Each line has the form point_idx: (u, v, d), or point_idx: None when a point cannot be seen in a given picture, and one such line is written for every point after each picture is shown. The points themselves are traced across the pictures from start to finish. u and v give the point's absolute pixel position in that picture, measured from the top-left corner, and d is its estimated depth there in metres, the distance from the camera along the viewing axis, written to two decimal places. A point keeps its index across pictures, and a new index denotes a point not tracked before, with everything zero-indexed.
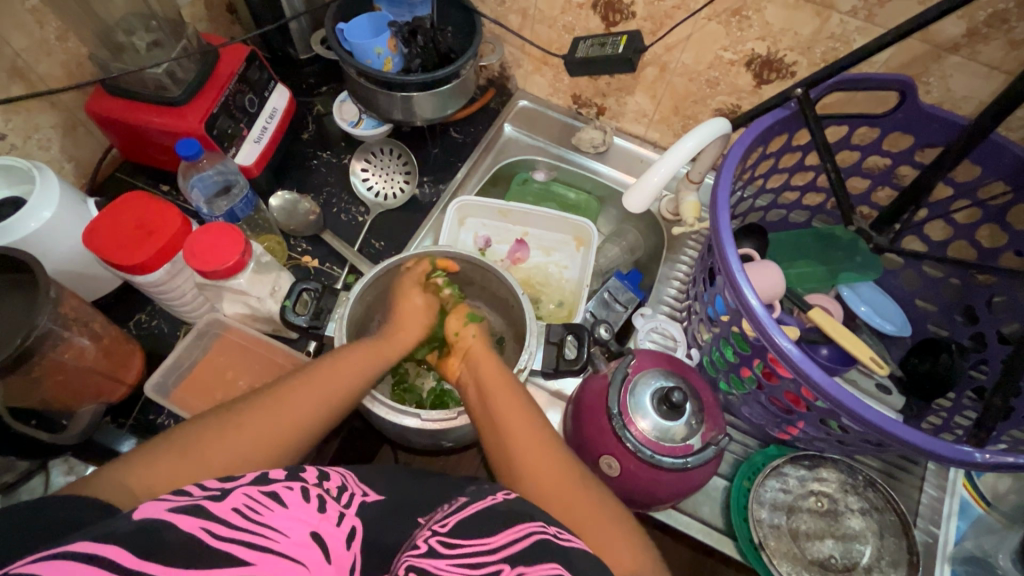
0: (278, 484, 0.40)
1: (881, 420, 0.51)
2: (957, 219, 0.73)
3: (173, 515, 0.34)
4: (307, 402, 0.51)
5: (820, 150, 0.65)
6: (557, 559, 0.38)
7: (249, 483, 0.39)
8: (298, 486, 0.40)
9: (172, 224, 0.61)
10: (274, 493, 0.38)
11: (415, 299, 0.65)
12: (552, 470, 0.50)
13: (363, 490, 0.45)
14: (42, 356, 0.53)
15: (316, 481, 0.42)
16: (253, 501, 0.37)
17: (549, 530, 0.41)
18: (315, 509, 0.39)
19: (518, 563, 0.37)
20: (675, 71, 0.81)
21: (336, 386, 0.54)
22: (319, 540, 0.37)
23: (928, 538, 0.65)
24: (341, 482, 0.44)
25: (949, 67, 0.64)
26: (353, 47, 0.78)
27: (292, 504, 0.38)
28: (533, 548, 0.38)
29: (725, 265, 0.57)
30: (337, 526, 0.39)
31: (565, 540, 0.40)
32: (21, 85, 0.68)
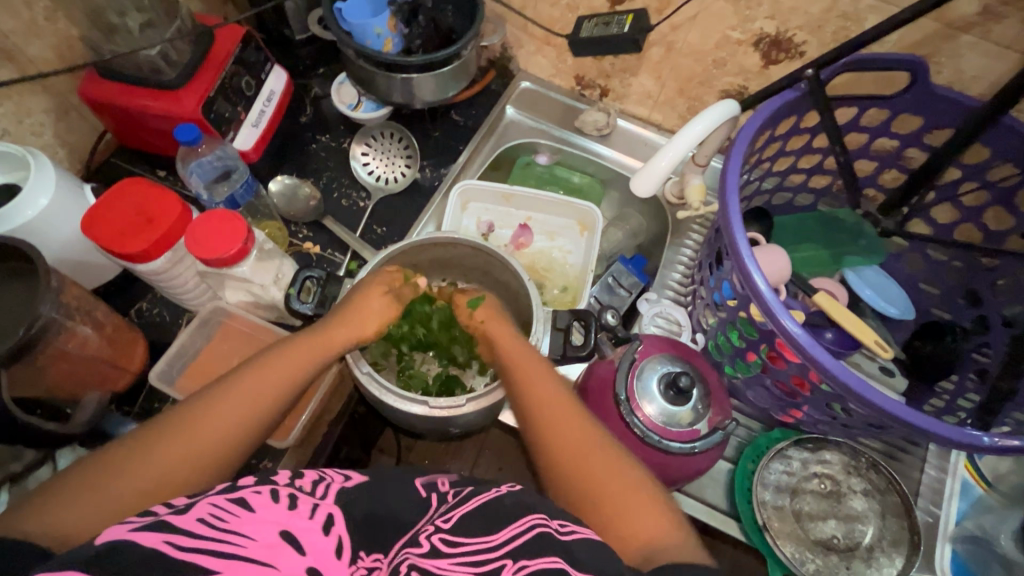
0: (247, 489, 0.39)
1: (889, 405, 0.51)
2: (963, 202, 0.73)
3: (133, 535, 0.34)
4: (250, 398, 0.49)
5: (830, 131, 0.64)
6: (557, 552, 0.38)
7: (216, 491, 0.39)
8: (267, 488, 0.40)
9: (172, 212, 0.60)
10: (241, 498, 0.38)
11: (369, 287, 0.57)
12: (573, 453, 0.51)
13: (345, 476, 0.46)
14: (44, 345, 0.53)
15: (287, 480, 0.42)
16: (219, 510, 0.37)
17: (551, 523, 0.41)
18: (284, 507, 0.39)
19: (521, 554, 0.38)
20: (681, 51, 0.79)
21: (275, 379, 0.50)
22: (288, 538, 0.37)
23: (930, 517, 0.66)
24: (317, 475, 0.45)
25: (961, 46, 0.63)
26: (351, 27, 0.75)
27: (260, 506, 0.38)
28: (535, 541, 0.39)
29: (734, 250, 0.56)
30: (309, 519, 0.40)
31: (567, 532, 0.40)
32: (11, 69, 0.66)
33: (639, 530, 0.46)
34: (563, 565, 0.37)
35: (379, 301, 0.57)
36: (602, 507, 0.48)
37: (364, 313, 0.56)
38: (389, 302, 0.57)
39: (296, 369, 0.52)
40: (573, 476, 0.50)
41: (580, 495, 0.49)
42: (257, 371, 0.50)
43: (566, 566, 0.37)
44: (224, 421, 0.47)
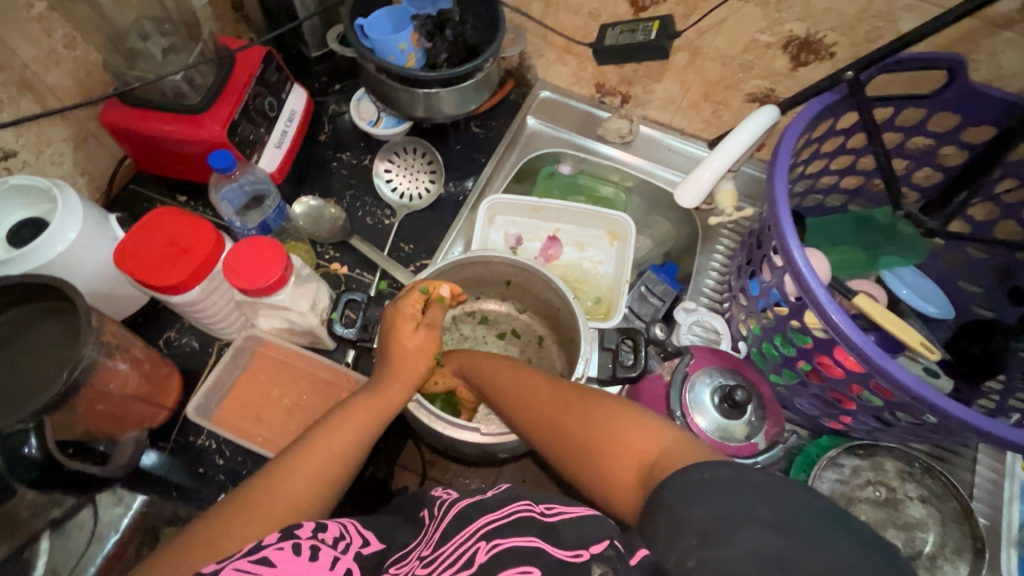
0: (269, 547, 0.38)
1: (962, 413, 0.50)
2: (1002, 199, 0.72)
3: None
4: (324, 458, 0.47)
5: (872, 132, 0.63)
6: (535, 531, 0.37)
7: (238, 556, 0.38)
8: (290, 543, 0.38)
9: (207, 240, 0.59)
10: (263, 557, 0.37)
11: (403, 324, 0.56)
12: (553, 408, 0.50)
13: (364, 540, 0.42)
14: (87, 388, 0.51)
15: (310, 533, 0.40)
16: (241, 572, 0.36)
17: (537, 508, 0.40)
18: (305, 560, 0.38)
19: (494, 536, 0.38)
20: (707, 55, 0.78)
21: (345, 435, 0.49)
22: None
23: (988, 520, 0.65)
24: (339, 530, 0.41)
25: (1000, 43, 0.62)
26: (374, 44, 0.74)
27: (282, 562, 0.37)
28: (513, 523, 0.38)
29: (788, 258, 0.55)
30: (330, 571, 0.38)
31: (553, 514, 0.39)
32: (31, 99, 0.64)
33: (601, 429, 0.46)
34: (538, 544, 0.36)
35: (411, 337, 0.55)
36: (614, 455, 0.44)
37: (404, 356, 0.54)
38: (425, 335, 0.56)
39: (360, 425, 0.50)
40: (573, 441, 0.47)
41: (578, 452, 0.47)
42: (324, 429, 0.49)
43: (547, 545, 0.36)
44: (303, 484, 0.45)
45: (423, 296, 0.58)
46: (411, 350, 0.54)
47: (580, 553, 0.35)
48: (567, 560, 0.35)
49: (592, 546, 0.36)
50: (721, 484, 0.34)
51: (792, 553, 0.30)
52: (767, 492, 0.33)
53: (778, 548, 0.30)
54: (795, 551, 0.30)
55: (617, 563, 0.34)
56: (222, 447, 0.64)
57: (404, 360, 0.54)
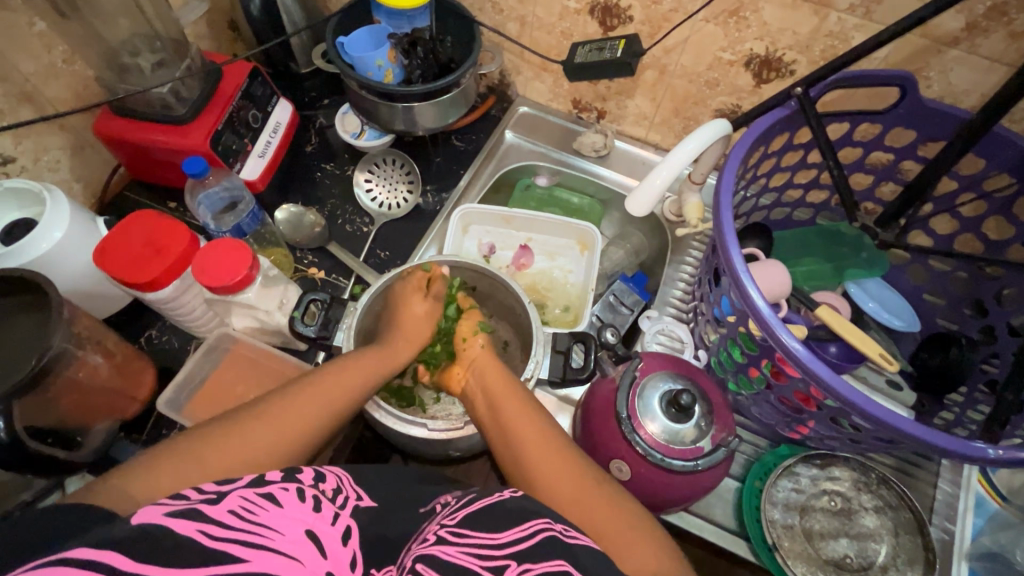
0: (275, 484, 0.40)
1: (892, 419, 0.50)
2: (962, 213, 0.73)
3: (170, 520, 0.34)
4: (311, 407, 0.51)
5: (822, 147, 0.65)
6: (562, 555, 0.38)
7: (245, 484, 0.39)
8: (294, 486, 0.40)
9: (182, 241, 0.62)
10: (270, 493, 0.39)
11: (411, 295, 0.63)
12: (570, 491, 0.49)
13: (358, 495, 0.46)
14: (56, 375, 0.54)
15: (312, 482, 0.42)
16: (248, 503, 0.37)
17: (556, 525, 0.41)
18: (309, 508, 0.39)
19: (525, 558, 0.38)
20: (674, 73, 0.81)
21: (347, 382, 0.55)
22: (313, 537, 0.38)
23: (945, 535, 0.65)
24: (336, 484, 0.45)
25: (949, 61, 0.64)
26: (353, 60, 0.78)
27: (287, 503, 0.39)
28: (538, 547, 0.39)
29: (729, 266, 0.57)
30: (331, 525, 0.40)
31: (572, 536, 0.40)
32: (29, 109, 0.69)
33: (608, 528, 0.47)
34: (567, 570, 0.37)
35: (420, 303, 0.63)
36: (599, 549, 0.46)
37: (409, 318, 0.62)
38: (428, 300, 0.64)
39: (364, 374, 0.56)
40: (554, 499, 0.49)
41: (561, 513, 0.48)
42: (307, 387, 0.52)
43: (573, 569, 0.37)
44: (290, 432, 0.49)
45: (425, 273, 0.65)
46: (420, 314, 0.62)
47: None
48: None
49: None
50: None
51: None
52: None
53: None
54: None
55: None
56: None
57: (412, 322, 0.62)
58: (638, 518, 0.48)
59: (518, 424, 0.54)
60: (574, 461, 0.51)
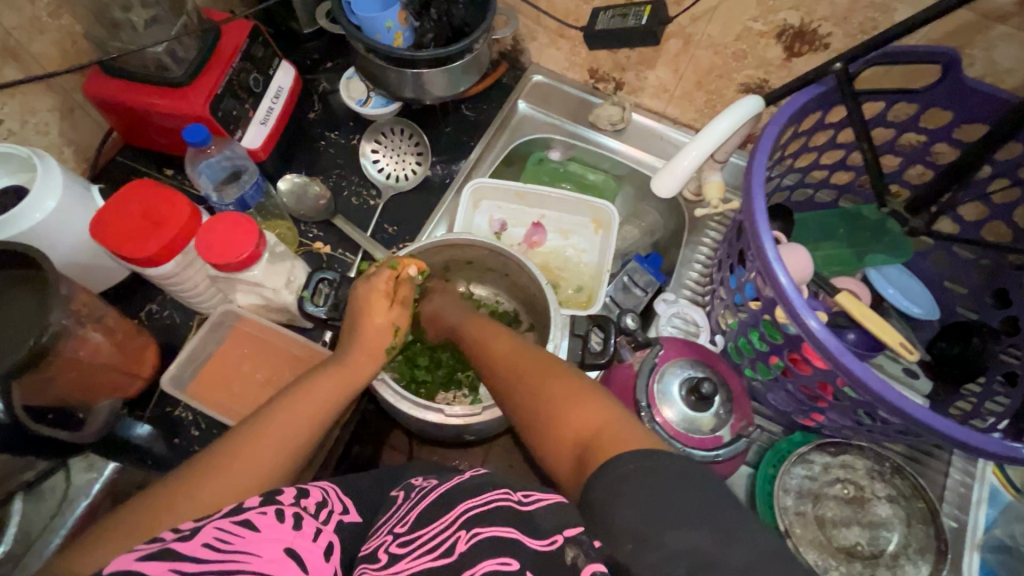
0: (251, 510, 0.39)
1: (924, 416, 0.49)
2: (992, 199, 0.70)
3: (140, 564, 0.33)
4: (282, 429, 0.49)
5: (858, 127, 0.62)
6: (516, 524, 0.36)
7: (219, 516, 0.38)
8: (272, 509, 0.39)
9: (182, 215, 0.59)
10: (247, 519, 0.37)
11: (377, 299, 0.58)
12: (519, 379, 0.52)
13: (343, 508, 0.44)
14: (56, 355, 0.52)
15: (293, 500, 0.41)
16: (225, 533, 0.36)
17: (514, 494, 0.38)
18: (290, 526, 0.38)
19: (474, 522, 0.37)
20: (700, 43, 0.76)
21: (312, 404, 0.52)
22: (294, 555, 0.37)
23: (955, 523, 0.65)
24: (320, 497, 0.43)
25: (995, 37, 0.60)
26: (360, 21, 0.73)
27: (266, 526, 0.37)
28: (492, 512, 0.37)
29: (759, 254, 0.54)
30: (314, 540, 0.39)
31: (531, 501, 0.38)
32: (14, 67, 0.65)
33: (558, 405, 0.48)
34: (517, 535, 0.35)
35: (384, 313, 0.58)
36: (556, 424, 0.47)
37: (376, 334, 0.58)
38: (398, 309, 0.60)
39: (337, 388, 0.54)
40: (527, 391, 0.51)
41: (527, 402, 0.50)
42: (293, 397, 0.52)
43: (523, 534, 0.35)
44: (262, 451, 0.48)
45: (393, 273, 0.60)
46: (380, 327, 0.58)
47: (555, 540, 0.35)
48: (544, 548, 0.34)
49: (566, 530, 0.35)
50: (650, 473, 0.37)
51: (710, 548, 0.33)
52: (685, 483, 0.36)
53: (707, 548, 0.33)
54: (722, 549, 0.32)
55: (589, 544, 0.34)
56: (197, 420, 0.66)
57: (372, 333, 0.57)
58: (585, 388, 0.48)
59: (483, 339, 0.59)
60: (519, 348, 0.56)
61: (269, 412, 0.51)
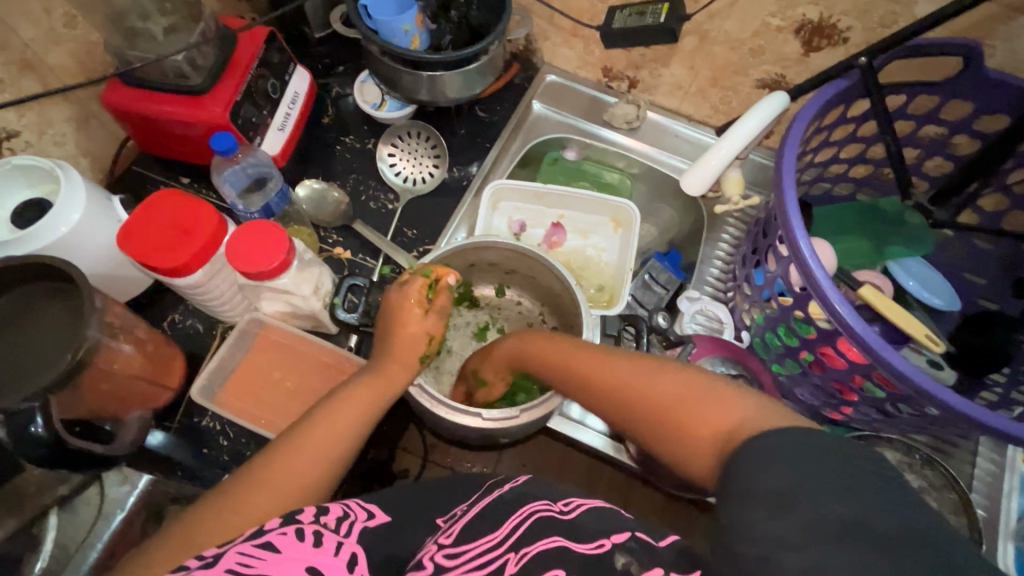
0: (272, 531, 0.38)
1: (966, 407, 0.49)
2: (1013, 190, 0.71)
3: None
4: (322, 440, 0.49)
5: (881, 120, 0.63)
6: (558, 530, 0.37)
7: (242, 538, 0.38)
8: (293, 528, 0.39)
9: (209, 224, 0.58)
10: (267, 541, 0.37)
11: (409, 309, 0.57)
12: (630, 388, 0.47)
13: (369, 513, 0.43)
14: (90, 367, 0.51)
15: (312, 517, 0.40)
16: (246, 557, 0.36)
17: (555, 505, 0.40)
18: (309, 545, 0.38)
19: (522, 544, 0.37)
20: (716, 39, 0.77)
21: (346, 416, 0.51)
22: (315, 574, 0.36)
23: (986, 512, 0.66)
24: (341, 510, 0.42)
25: (1017, 29, 0.61)
26: (377, 24, 0.73)
27: (286, 547, 0.37)
28: (534, 526, 0.38)
29: (794, 250, 0.54)
30: (335, 555, 0.38)
31: (572, 510, 0.39)
32: (32, 79, 0.64)
33: (700, 417, 0.42)
34: (562, 543, 0.36)
35: (418, 321, 0.57)
36: (673, 424, 0.43)
37: (413, 341, 0.57)
38: (430, 319, 0.58)
39: (372, 398, 0.53)
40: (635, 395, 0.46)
41: (640, 417, 0.46)
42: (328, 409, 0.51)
43: (568, 541, 0.36)
44: (303, 462, 0.47)
45: (426, 281, 0.58)
46: (415, 336, 0.57)
47: (603, 544, 0.36)
48: (590, 553, 0.35)
49: (613, 535, 0.36)
50: (779, 455, 0.34)
51: (869, 514, 0.30)
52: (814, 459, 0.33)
53: (845, 516, 0.30)
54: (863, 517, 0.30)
55: (641, 553, 0.35)
56: (226, 428, 0.65)
57: (406, 344, 0.56)
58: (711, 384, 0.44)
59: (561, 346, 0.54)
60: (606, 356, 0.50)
61: (305, 425, 0.50)
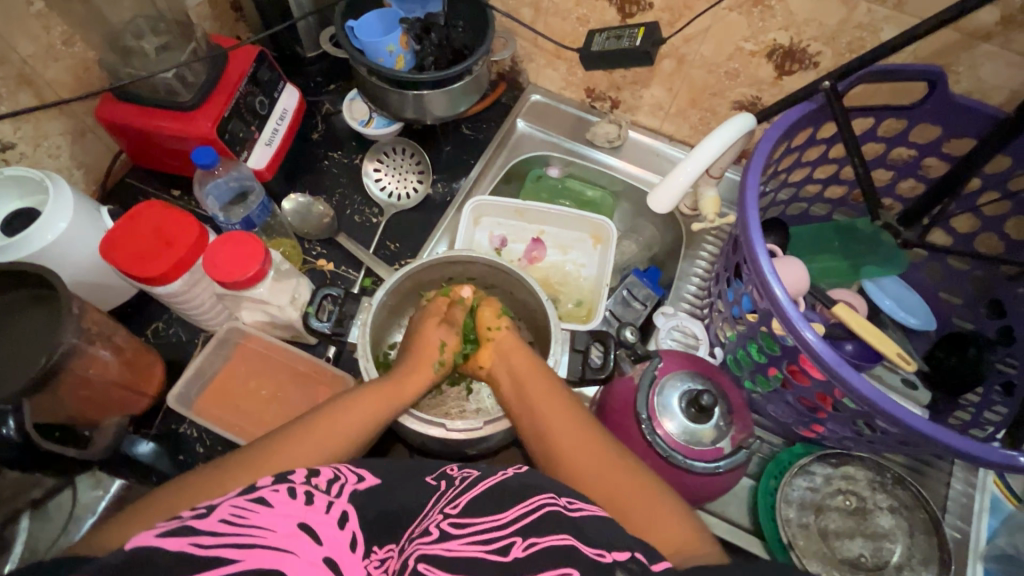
0: (264, 488, 0.40)
1: (920, 424, 0.50)
2: (984, 212, 0.72)
3: (160, 540, 0.34)
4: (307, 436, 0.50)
5: (847, 143, 0.64)
6: (567, 530, 0.39)
7: (234, 491, 0.40)
8: (284, 486, 0.41)
9: (189, 234, 0.60)
10: (260, 497, 0.39)
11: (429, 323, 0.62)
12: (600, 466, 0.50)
13: (357, 477, 0.46)
14: (67, 372, 0.53)
15: (304, 478, 0.43)
16: (239, 509, 0.38)
17: (559, 500, 0.42)
18: (301, 502, 0.40)
19: (529, 533, 0.39)
20: (693, 63, 0.79)
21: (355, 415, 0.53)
22: (306, 529, 0.39)
23: (959, 534, 0.65)
24: (332, 474, 0.45)
25: (981, 55, 0.62)
26: (363, 46, 0.75)
27: (279, 503, 0.40)
28: (543, 520, 0.40)
29: (755, 266, 0.55)
30: (326, 513, 0.41)
31: (576, 509, 0.41)
32: (29, 93, 0.67)
33: (652, 516, 0.46)
34: (572, 542, 0.38)
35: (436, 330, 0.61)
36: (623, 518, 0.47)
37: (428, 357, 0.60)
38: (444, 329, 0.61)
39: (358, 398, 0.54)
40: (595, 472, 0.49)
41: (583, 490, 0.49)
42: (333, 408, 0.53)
43: (578, 543, 0.38)
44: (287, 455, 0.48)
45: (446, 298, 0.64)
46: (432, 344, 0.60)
47: (604, 553, 0.37)
48: (594, 558, 0.37)
49: (614, 550, 0.38)
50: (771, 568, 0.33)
51: None
52: None
53: None
54: None
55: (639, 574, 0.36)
56: (202, 436, 0.66)
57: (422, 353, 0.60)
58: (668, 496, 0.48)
59: (539, 400, 0.55)
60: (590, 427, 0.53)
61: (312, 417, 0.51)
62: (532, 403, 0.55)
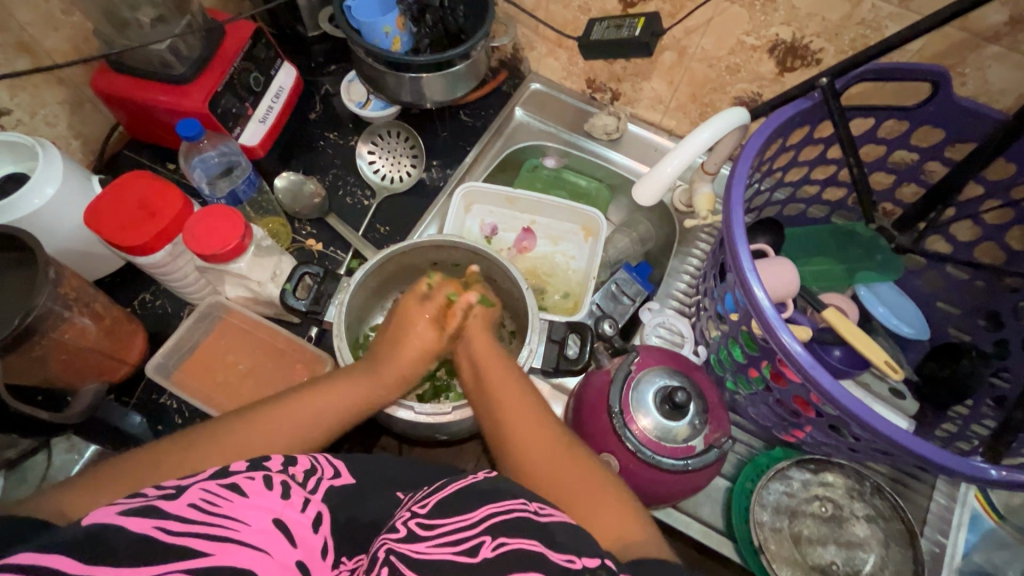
0: (239, 475, 0.39)
1: (892, 432, 0.48)
2: (985, 220, 0.70)
3: (124, 518, 0.33)
4: (284, 418, 0.51)
5: (842, 142, 0.62)
6: (537, 535, 0.37)
7: (207, 475, 0.38)
8: (260, 474, 0.40)
9: (172, 206, 0.61)
10: (235, 484, 0.38)
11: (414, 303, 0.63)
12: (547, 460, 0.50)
13: (332, 474, 0.46)
14: (41, 336, 0.54)
15: (279, 468, 0.42)
16: (211, 495, 0.36)
17: (530, 506, 0.40)
18: (278, 496, 0.39)
19: (498, 532, 0.37)
20: (694, 55, 0.77)
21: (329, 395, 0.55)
22: (281, 526, 0.37)
23: (936, 548, 0.64)
24: (308, 466, 0.45)
25: (987, 57, 0.60)
26: (360, 25, 0.75)
27: (254, 493, 0.38)
28: (514, 522, 0.38)
29: (736, 264, 0.54)
30: (302, 512, 0.40)
31: (545, 514, 0.40)
32: (26, 61, 0.67)
33: (592, 511, 0.46)
34: (541, 548, 0.36)
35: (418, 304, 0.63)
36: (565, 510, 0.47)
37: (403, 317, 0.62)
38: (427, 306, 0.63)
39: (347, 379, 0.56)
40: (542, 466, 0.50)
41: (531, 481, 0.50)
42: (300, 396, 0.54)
43: (545, 548, 0.36)
44: (273, 421, 0.51)
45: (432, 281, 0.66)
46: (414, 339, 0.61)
47: (572, 559, 0.36)
48: (563, 564, 0.36)
49: (584, 557, 0.37)
50: None
51: None
52: None
53: None
54: None
55: None
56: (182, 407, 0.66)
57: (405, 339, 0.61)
58: (611, 490, 0.48)
59: (497, 388, 0.56)
60: (542, 417, 0.54)
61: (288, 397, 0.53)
62: (493, 396, 0.56)
